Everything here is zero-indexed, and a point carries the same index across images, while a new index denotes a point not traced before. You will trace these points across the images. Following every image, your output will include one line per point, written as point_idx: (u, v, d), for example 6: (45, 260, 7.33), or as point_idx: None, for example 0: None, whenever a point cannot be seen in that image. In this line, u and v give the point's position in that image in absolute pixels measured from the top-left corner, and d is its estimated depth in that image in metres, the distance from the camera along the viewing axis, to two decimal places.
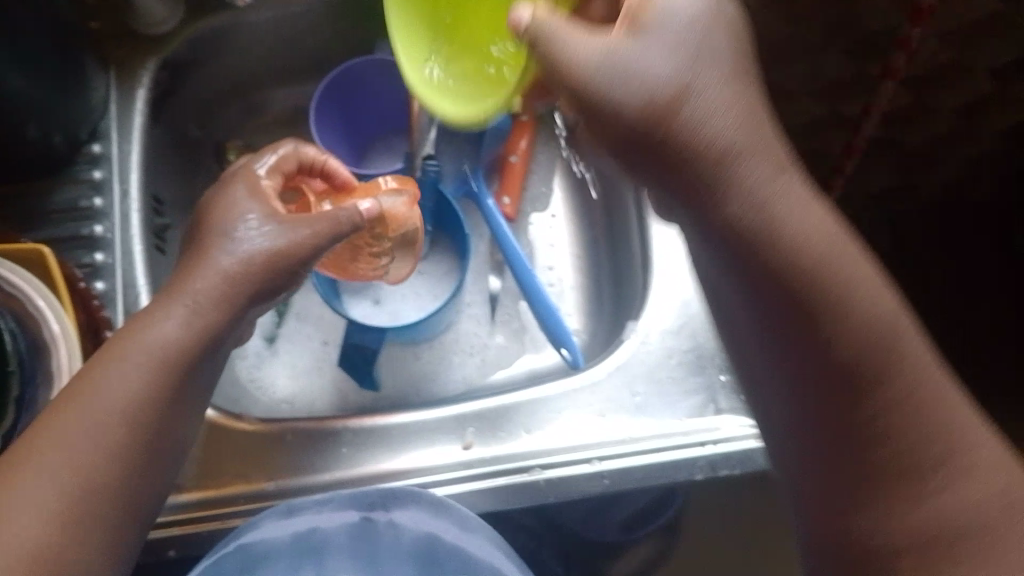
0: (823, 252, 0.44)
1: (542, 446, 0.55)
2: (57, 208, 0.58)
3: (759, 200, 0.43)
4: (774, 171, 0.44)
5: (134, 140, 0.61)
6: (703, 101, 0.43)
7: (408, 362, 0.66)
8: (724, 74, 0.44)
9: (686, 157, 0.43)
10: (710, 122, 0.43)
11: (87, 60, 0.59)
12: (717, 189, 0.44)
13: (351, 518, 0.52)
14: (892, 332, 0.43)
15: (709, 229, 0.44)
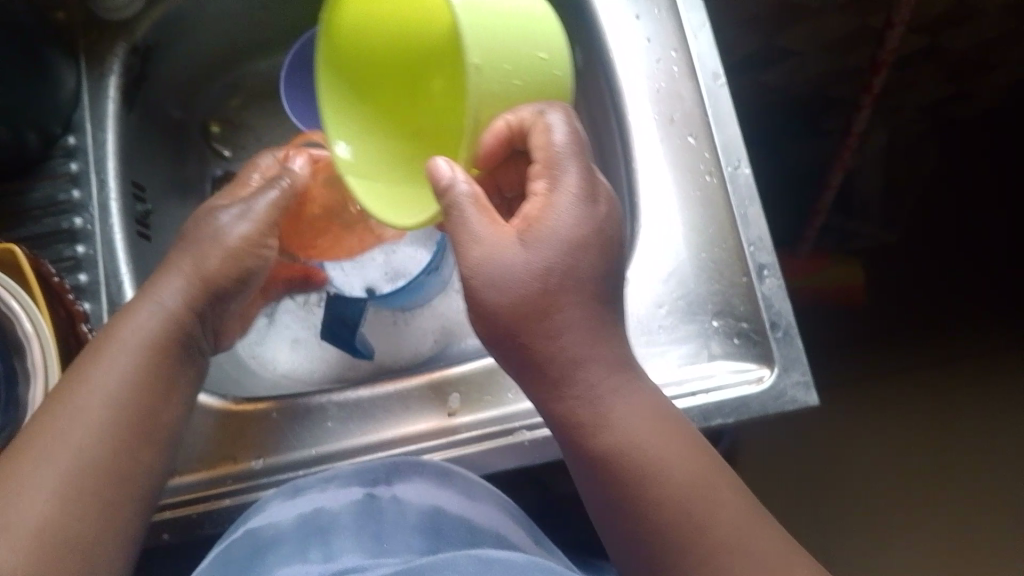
0: (657, 451, 0.42)
1: (525, 408, 0.53)
2: (37, 204, 0.59)
3: (591, 409, 0.42)
4: (604, 389, 0.42)
5: (109, 129, 0.61)
6: (567, 310, 0.42)
7: (397, 328, 0.66)
8: (584, 299, 0.42)
9: (544, 357, 0.42)
10: (563, 339, 0.42)
11: (54, 52, 0.58)
12: (550, 388, 0.43)
13: (354, 495, 0.49)
14: (692, 501, 0.42)
15: (573, 449, 0.44)
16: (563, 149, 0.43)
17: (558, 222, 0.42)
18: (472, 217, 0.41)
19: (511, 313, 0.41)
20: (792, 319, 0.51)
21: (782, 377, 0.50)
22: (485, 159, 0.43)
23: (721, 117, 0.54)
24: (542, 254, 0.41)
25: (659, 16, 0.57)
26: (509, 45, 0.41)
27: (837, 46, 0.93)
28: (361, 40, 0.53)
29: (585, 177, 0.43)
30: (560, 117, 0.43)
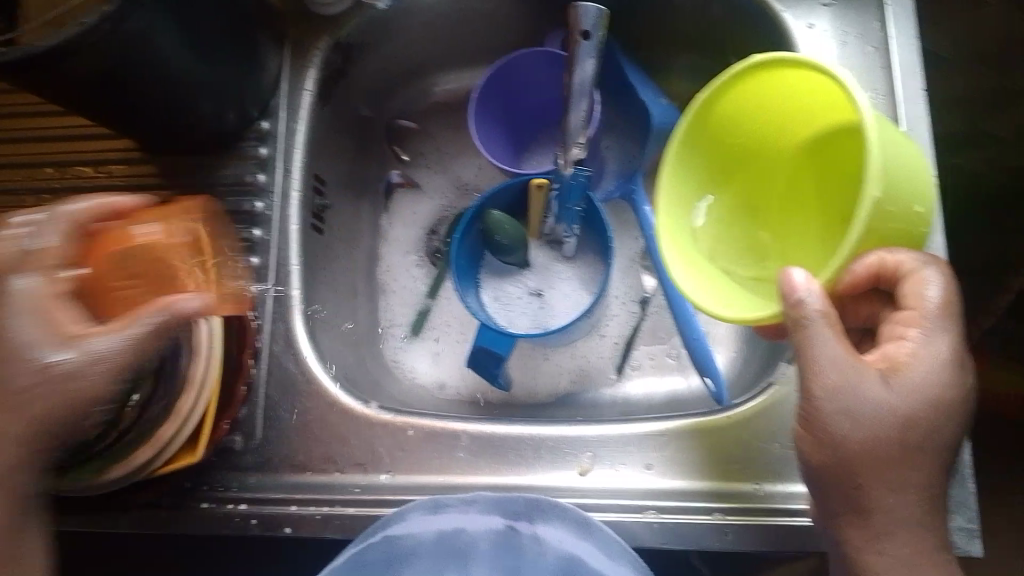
0: None
1: (660, 485, 0.51)
2: (224, 181, 0.61)
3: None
4: (922, 563, 0.41)
5: (302, 121, 0.62)
6: (908, 471, 0.40)
7: (538, 362, 0.65)
8: (929, 469, 0.41)
9: (874, 511, 0.41)
10: (891, 503, 0.41)
11: (266, 40, 0.60)
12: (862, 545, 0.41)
13: (495, 525, 0.47)
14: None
15: None
16: (936, 311, 0.42)
17: (923, 382, 0.41)
18: (826, 332, 0.40)
19: (854, 462, 0.40)
20: (970, 455, 0.46)
21: (946, 518, 0.46)
22: (848, 285, 0.42)
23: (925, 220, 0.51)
24: (894, 405, 0.40)
25: (874, 100, 0.55)
26: (900, 184, 0.40)
27: None
28: (738, 115, 0.50)
29: (944, 342, 0.42)
30: (938, 280, 0.42)
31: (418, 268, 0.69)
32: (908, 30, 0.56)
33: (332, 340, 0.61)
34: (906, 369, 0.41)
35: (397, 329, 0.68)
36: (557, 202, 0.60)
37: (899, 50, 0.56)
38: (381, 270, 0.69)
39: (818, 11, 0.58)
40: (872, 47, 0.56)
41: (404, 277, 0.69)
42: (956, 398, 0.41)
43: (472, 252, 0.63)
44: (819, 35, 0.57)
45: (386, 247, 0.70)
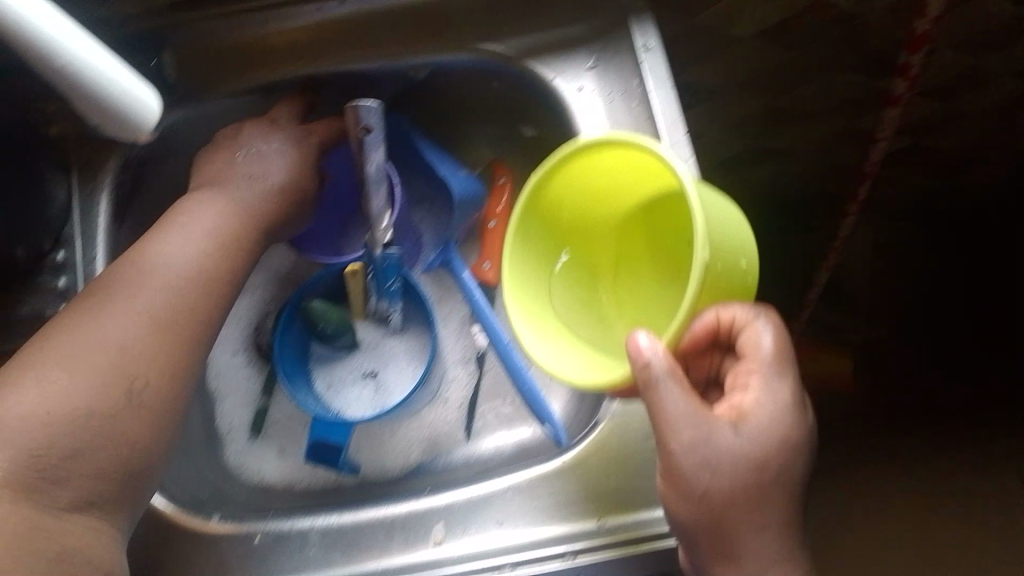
0: None
1: (509, 542, 0.52)
2: (23, 320, 0.59)
3: None
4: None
5: (98, 244, 0.61)
6: (756, 517, 0.47)
7: (385, 439, 0.67)
8: (779, 508, 0.48)
9: (738, 550, 0.48)
10: (750, 536, 0.47)
11: (48, 170, 0.59)
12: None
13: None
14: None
15: None
16: (771, 358, 0.49)
17: (769, 426, 0.48)
18: (669, 383, 0.44)
19: (722, 508, 0.47)
20: None
21: None
22: (690, 343, 0.47)
23: None
24: (745, 463, 0.47)
25: None
26: (727, 248, 0.45)
27: (825, 149, 0.96)
28: (568, 203, 0.54)
29: (776, 382, 0.49)
30: (769, 326, 0.49)
31: (250, 367, 0.69)
32: (663, 81, 0.59)
33: (167, 461, 0.60)
34: (749, 418, 0.48)
35: (239, 432, 0.67)
36: (376, 283, 0.62)
37: (659, 101, 0.58)
38: (213, 377, 0.69)
39: (582, 76, 0.61)
40: (637, 102, 0.59)
41: (237, 379, 0.69)
42: (795, 438, 0.48)
43: (301, 343, 0.63)
44: (588, 97, 0.60)
45: (215, 351, 0.69)
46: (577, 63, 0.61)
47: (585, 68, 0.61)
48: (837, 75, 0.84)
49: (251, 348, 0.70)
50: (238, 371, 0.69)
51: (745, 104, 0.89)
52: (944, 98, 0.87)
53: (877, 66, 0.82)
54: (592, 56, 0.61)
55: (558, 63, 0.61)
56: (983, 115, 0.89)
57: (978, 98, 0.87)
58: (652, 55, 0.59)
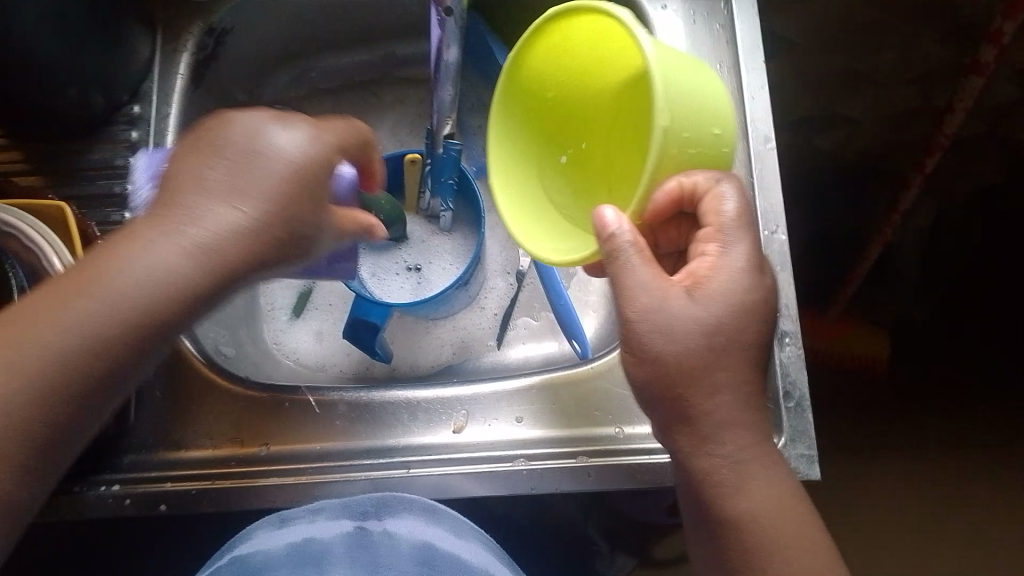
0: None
1: (529, 437, 0.54)
2: (93, 166, 0.61)
3: (768, 521, 0.42)
4: (775, 504, 0.42)
5: (172, 104, 0.62)
6: (726, 391, 0.42)
7: (420, 336, 0.67)
8: (745, 385, 0.42)
9: (709, 431, 0.42)
10: (718, 413, 0.42)
11: (132, 24, 0.60)
12: (712, 472, 0.42)
13: (347, 526, 0.49)
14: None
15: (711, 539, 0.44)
16: (726, 215, 0.43)
17: (729, 293, 0.42)
18: (632, 260, 0.41)
19: (676, 385, 0.41)
20: (807, 391, 0.50)
21: (788, 448, 0.50)
22: (653, 214, 0.42)
23: (764, 181, 0.54)
24: (708, 335, 0.41)
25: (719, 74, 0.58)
26: (694, 117, 0.42)
27: (898, 124, 0.95)
28: (546, 76, 0.51)
29: (732, 235, 0.43)
30: (732, 188, 0.43)
31: None
32: (750, 6, 0.58)
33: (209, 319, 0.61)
34: (709, 279, 0.42)
35: (279, 312, 0.69)
36: (431, 176, 0.62)
37: (742, 25, 0.58)
38: None
39: None
40: (719, 24, 0.59)
41: None
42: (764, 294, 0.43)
43: None
44: (671, 15, 0.60)
45: None
46: None
47: None
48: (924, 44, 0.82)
49: None
50: None
51: (823, 65, 0.88)
52: None
53: (967, 39, 0.80)
54: None
55: None
56: None
57: None
58: None
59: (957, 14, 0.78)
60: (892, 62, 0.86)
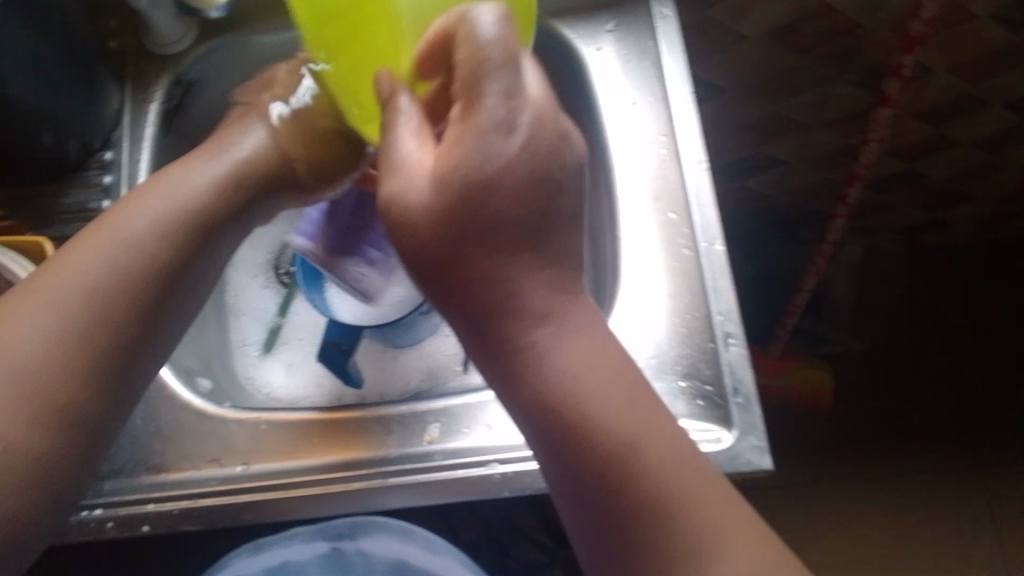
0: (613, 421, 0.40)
1: (499, 443, 0.56)
2: (67, 209, 0.63)
3: (575, 378, 0.41)
4: (571, 357, 0.41)
5: (144, 149, 0.66)
6: (505, 249, 0.40)
7: (388, 365, 0.70)
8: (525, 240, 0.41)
9: (480, 281, 0.41)
10: (511, 265, 0.41)
11: (103, 76, 0.64)
12: (507, 333, 0.41)
13: (319, 548, 0.63)
14: (634, 449, 0.40)
15: (524, 413, 0.42)
16: (502, 45, 0.39)
17: (482, 148, 0.39)
18: (402, 126, 0.42)
19: (456, 261, 0.41)
20: (752, 385, 0.55)
21: (740, 439, 0.53)
22: (421, 61, 0.42)
23: (699, 198, 0.60)
24: (460, 187, 0.39)
25: (654, 104, 0.63)
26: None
27: (821, 163, 1.03)
28: None
29: (502, 74, 0.39)
30: (486, 14, 0.39)
31: (266, 290, 0.73)
32: (675, 42, 0.65)
33: (184, 347, 0.64)
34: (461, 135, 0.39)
35: (250, 347, 0.71)
36: None
37: (670, 60, 0.64)
38: (230, 295, 0.73)
39: (601, 37, 0.67)
40: (650, 62, 0.65)
41: (253, 301, 0.73)
42: (531, 139, 0.40)
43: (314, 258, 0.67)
44: (604, 55, 0.66)
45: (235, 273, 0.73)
46: (598, 24, 0.67)
47: (605, 30, 0.67)
48: (837, 87, 0.90)
49: (268, 276, 0.73)
50: (255, 295, 0.73)
51: (749, 111, 0.95)
52: (938, 123, 0.93)
53: (874, 81, 0.88)
54: (613, 19, 0.67)
55: (580, 25, 0.68)
56: (970, 146, 0.97)
57: (968, 126, 0.94)
58: (667, 22, 0.66)
59: (863, 60, 0.86)
60: (810, 105, 0.93)
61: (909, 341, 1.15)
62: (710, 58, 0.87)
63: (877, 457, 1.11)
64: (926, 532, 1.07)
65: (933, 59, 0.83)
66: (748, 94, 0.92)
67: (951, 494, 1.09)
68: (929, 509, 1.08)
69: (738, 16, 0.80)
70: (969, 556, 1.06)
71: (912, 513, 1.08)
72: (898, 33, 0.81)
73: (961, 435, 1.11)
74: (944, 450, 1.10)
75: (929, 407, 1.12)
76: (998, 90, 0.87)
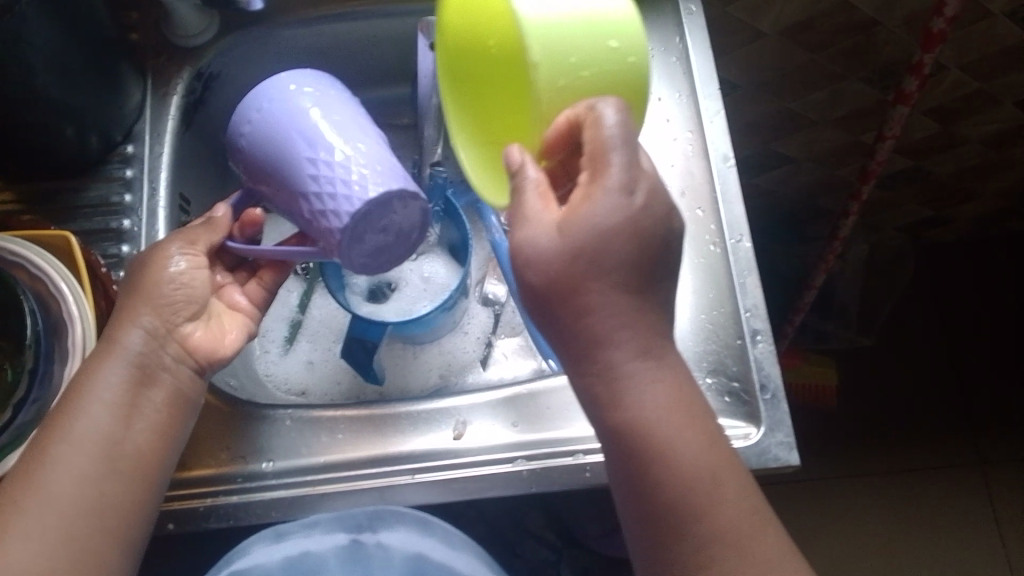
0: (675, 441, 0.43)
1: (526, 440, 0.56)
2: (89, 203, 0.63)
3: (656, 404, 0.43)
4: (650, 370, 0.43)
5: (165, 142, 0.65)
6: (601, 294, 0.42)
7: (409, 361, 0.70)
8: (617, 284, 0.42)
9: (580, 310, 0.42)
10: (597, 319, 0.42)
11: (125, 69, 0.63)
12: (612, 380, 0.43)
13: (340, 541, 0.57)
14: (695, 486, 0.43)
15: (601, 428, 0.44)
16: (619, 131, 0.42)
17: (611, 216, 0.41)
18: (528, 191, 0.44)
19: (602, 330, 0.42)
20: (780, 382, 0.55)
21: (767, 435, 0.53)
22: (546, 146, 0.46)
23: (727, 195, 0.59)
24: (581, 242, 0.41)
25: (681, 101, 0.63)
26: (573, 53, 0.44)
27: (830, 160, 1.03)
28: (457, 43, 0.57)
29: (623, 146, 0.42)
30: (612, 109, 0.43)
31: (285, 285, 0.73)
32: (702, 39, 0.64)
33: None
34: (587, 210, 0.42)
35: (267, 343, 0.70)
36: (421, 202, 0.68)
37: (697, 56, 0.64)
38: None
39: (628, 33, 0.67)
40: (676, 58, 0.65)
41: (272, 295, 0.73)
42: (637, 200, 0.42)
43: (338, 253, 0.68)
44: (629, 52, 0.67)
45: None
46: None
47: (631, 26, 0.67)
48: (850, 85, 0.90)
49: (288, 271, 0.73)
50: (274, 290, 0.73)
51: (761, 108, 0.95)
52: (948, 121, 0.94)
53: (888, 78, 0.89)
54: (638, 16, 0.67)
55: None
56: (978, 144, 0.98)
57: (979, 123, 0.94)
58: (693, 19, 0.65)
59: (878, 57, 0.86)
60: (823, 103, 0.93)
61: (914, 337, 1.16)
62: (725, 55, 0.87)
63: (883, 452, 1.11)
64: (932, 527, 1.08)
65: (948, 58, 0.83)
66: (762, 91, 0.92)
67: (956, 489, 1.09)
68: (935, 504, 1.09)
69: (755, 14, 0.80)
70: (974, 549, 1.07)
71: (916, 507, 1.09)
72: (915, 31, 0.82)
73: (965, 430, 1.11)
74: (948, 444, 1.11)
75: (934, 402, 1.13)
76: (1009, 88, 0.88)
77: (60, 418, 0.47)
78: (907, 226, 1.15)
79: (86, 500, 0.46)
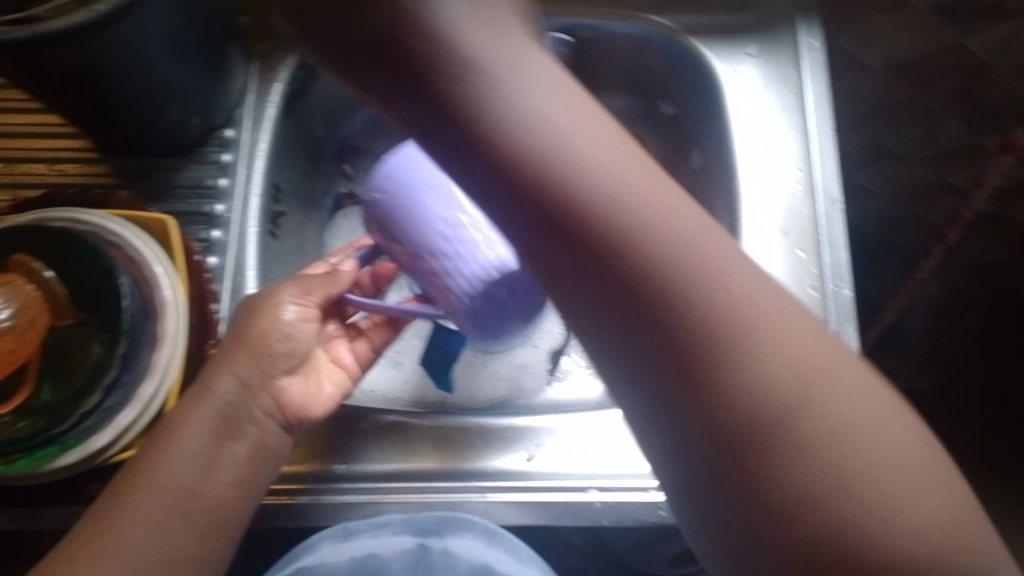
0: (789, 356, 0.34)
1: (600, 470, 0.55)
2: (184, 184, 0.63)
3: (761, 312, 0.35)
4: (727, 293, 0.35)
5: (264, 130, 0.65)
6: (634, 220, 0.35)
7: (478, 370, 0.69)
8: (648, 215, 0.35)
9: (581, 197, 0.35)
10: (642, 261, 0.34)
11: (233, 53, 0.63)
12: (692, 375, 0.34)
13: (406, 544, 0.58)
14: (845, 427, 0.34)
15: (657, 336, 0.34)
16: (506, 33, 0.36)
17: (595, 165, 0.35)
18: None
19: (643, 268, 0.34)
20: None
21: None
22: None
23: (832, 238, 0.59)
24: (535, 163, 0.35)
25: (792, 136, 0.63)
26: None
27: (914, 198, 1.01)
28: None
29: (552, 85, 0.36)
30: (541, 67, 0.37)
31: None
32: (819, 76, 0.64)
33: None
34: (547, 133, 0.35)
35: None
36: None
37: (812, 92, 0.64)
38: None
39: (742, 59, 0.66)
40: (791, 92, 0.64)
41: None
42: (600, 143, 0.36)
43: None
44: (742, 79, 0.66)
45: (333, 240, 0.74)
46: (739, 48, 0.67)
47: (746, 53, 0.67)
48: (948, 124, 0.88)
49: None
50: None
51: (851, 139, 0.93)
52: None
53: (990, 122, 0.86)
54: (754, 44, 0.67)
55: (720, 47, 0.67)
56: None
57: None
58: (813, 55, 0.65)
59: (983, 99, 0.83)
60: (917, 140, 0.91)
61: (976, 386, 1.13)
62: None
63: None
64: None
65: None
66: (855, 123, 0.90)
67: None
68: None
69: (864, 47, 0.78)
70: None
71: None
72: None
73: None
74: None
75: None
76: None
77: (149, 458, 0.47)
78: (984, 274, 1.12)
79: (168, 534, 0.46)
